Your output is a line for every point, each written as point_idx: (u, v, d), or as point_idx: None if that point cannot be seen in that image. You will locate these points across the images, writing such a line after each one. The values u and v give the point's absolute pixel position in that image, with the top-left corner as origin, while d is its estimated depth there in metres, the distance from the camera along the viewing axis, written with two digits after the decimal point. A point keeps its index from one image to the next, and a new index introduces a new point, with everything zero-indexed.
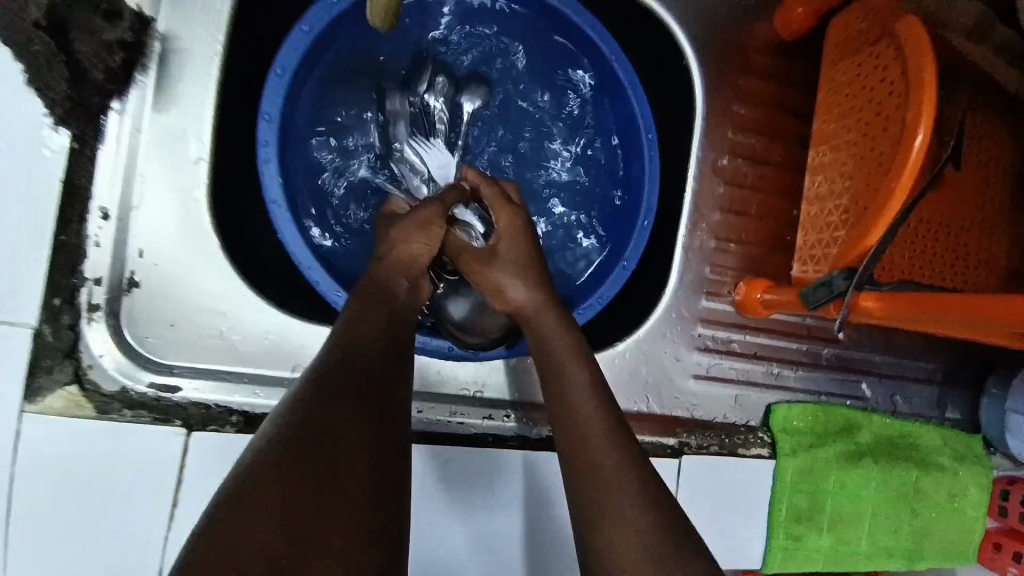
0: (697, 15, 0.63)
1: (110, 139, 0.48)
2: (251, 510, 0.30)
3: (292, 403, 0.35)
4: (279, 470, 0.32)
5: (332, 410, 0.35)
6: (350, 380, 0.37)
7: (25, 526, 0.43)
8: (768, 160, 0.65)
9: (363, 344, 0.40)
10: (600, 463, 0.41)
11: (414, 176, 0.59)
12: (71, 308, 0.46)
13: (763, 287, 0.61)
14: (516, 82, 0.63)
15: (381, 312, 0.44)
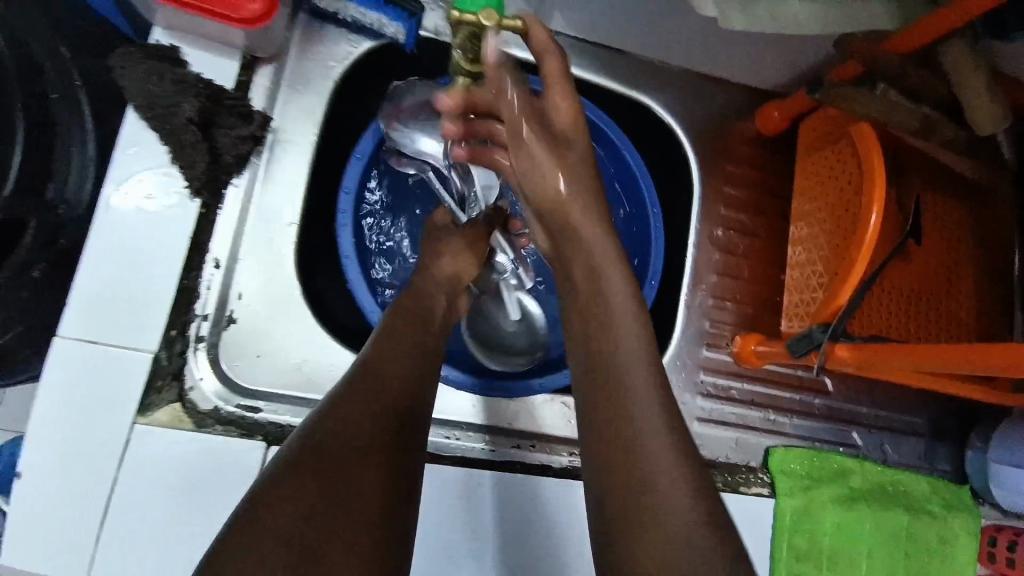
0: (692, 114, 0.77)
1: (227, 203, 0.61)
2: (269, 516, 0.39)
3: (314, 428, 0.44)
4: (296, 486, 0.40)
5: (340, 433, 0.44)
6: (368, 415, 0.45)
7: (134, 516, 0.53)
8: (756, 233, 0.77)
9: (384, 379, 0.48)
10: (652, 464, 0.43)
11: (463, 191, 0.70)
12: (182, 338, 0.58)
13: (757, 339, 0.70)
14: None
15: (408, 348, 0.52)
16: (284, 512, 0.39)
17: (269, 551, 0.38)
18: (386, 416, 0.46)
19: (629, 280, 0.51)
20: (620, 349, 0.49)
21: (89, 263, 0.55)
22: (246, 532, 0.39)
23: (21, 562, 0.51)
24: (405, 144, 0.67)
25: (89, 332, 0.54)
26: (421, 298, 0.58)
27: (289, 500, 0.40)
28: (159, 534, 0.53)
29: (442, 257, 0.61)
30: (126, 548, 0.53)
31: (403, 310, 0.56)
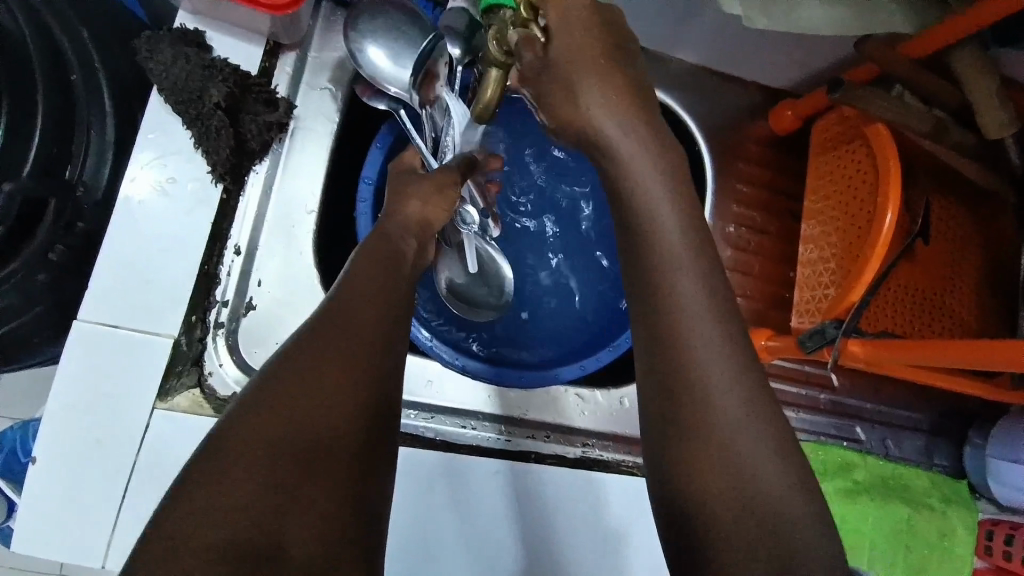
0: (707, 112, 0.78)
1: (248, 189, 0.61)
2: (229, 491, 0.37)
3: (286, 393, 0.42)
4: (273, 465, 0.39)
5: (327, 400, 0.42)
6: (359, 394, 0.44)
7: (147, 497, 0.52)
8: (767, 231, 0.78)
9: (352, 353, 0.45)
10: (734, 449, 0.40)
11: (438, 132, 0.64)
12: (202, 324, 0.59)
13: (766, 335, 0.71)
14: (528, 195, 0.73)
15: (386, 321, 0.48)
16: (251, 473, 0.38)
17: (234, 516, 0.37)
18: (372, 384, 0.45)
19: (662, 175, 0.49)
20: (671, 274, 0.46)
21: (109, 245, 0.55)
22: (212, 481, 0.37)
23: (33, 549, 0.51)
24: (370, 71, 0.62)
25: (107, 316, 0.54)
26: (384, 243, 0.54)
27: (255, 460, 0.39)
28: None
29: (407, 201, 0.58)
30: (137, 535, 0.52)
31: (369, 254, 0.53)
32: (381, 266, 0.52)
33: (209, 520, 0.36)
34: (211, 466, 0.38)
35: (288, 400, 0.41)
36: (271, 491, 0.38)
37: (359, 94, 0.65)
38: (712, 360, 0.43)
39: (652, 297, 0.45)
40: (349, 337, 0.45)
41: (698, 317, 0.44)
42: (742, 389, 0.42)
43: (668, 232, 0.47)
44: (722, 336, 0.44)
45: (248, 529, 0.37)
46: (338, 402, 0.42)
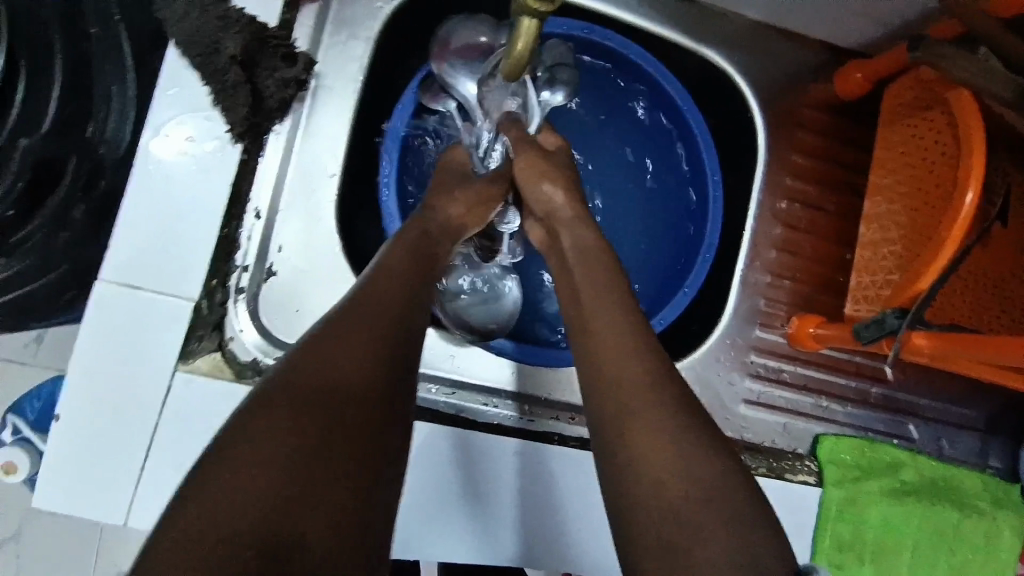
0: (762, 74, 0.70)
1: (269, 151, 0.59)
2: (239, 479, 0.35)
3: (300, 373, 0.40)
4: (286, 449, 0.36)
5: (343, 381, 0.40)
6: (379, 385, 0.41)
7: (164, 458, 0.52)
8: (822, 207, 0.71)
9: (366, 332, 0.43)
10: (708, 462, 0.40)
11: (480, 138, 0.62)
12: (223, 289, 0.57)
13: (815, 322, 0.66)
14: (590, 135, 0.71)
15: (400, 305, 0.46)
16: (265, 468, 0.35)
17: (238, 515, 0.34)
18: (391, 371, 0.42)
19: (585, 236, 0.54)
20: (598, 304, 0.49)
21: (132, 208, 0.53)
22: (222, 472, 0.35)
23: (60, 506, 0.51)
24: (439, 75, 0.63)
25: (130, 278, 0.53)
26: (429, 234, 0.53)
27: (273, 451, 0.36)
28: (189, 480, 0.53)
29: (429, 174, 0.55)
30: (159, 494, 0.52)
31: (402, 248, 0.50)
32: (402, 246, 0.51)
33: (221, 526, 0.33)
34: (232, 455, 0.36)
35: (300, 382, 0.39)
36: (285, 497, 0.35)
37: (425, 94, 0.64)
38: (666, 374, 0.44)
39: (624, 317, 0.48)
40: (374, 329, 0.43)
41: (638, 342, 0.46)
42: (702, 418, 0.43)
43: (595, 275, 0.51)
44: (674, 370, 0.45)
45: (258, 513, 0.34)
46: (359, 401, 0.39)
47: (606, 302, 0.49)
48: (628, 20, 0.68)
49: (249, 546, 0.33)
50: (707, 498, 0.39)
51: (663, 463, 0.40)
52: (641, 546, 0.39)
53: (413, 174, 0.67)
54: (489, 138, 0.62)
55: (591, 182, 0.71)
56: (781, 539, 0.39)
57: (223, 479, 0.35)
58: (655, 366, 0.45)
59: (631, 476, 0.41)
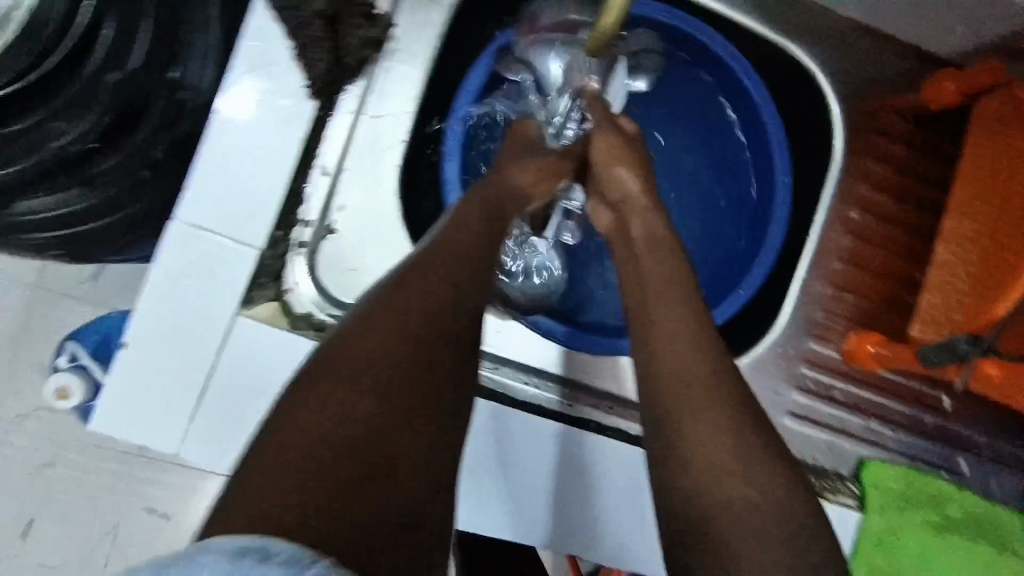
0: (849, 75, 0.67)
1: (340, 111, 0.60)
2: (317, 418, 0.37)
3: (372, 321, 0.41)
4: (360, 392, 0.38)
5: (412, 332, 0.42)
6: (444, 339, 0.43)
7: (217, 397, 0.55)
8: (895, 221, 0.68)
9: (432, 289, 0.44)
10: (758, 463, 0.40)
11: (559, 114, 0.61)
12: (286, 241, 0.58)
13: (875, 340, 0.63)
14: (666, 124, 0.71)
15: (468, 265, 0.47)
16: (341, 409, 0.37)
17: (317, 450, 0.35)
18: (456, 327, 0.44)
19: (649, 224, 0.53)
20: (658, 294, 0.48)
21: (206, 154, 0.54)
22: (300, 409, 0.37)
23: (118, 431, 0.54)
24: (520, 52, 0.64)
25: (204, 220, 0.55)
26: (500, 206, 0.54)
27: (348, 394, 0.38)
28: (238, 421, 0.55)
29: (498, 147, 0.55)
30: (209, 430, 0.55)
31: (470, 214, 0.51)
32: (469, 211, 0.52)
33: (304, 455, 0.35)
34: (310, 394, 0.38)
35: (371, 331, 0.41)
36: (373, 415, 0.38)
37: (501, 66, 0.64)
38: (722, 372, 0.44)
39: (684, 309, 0.47)
40: (440, 284, 0.45)
41: (696, 337, 0.45)
42: (754, 419, 0.42)
43: (658, 265, 0.50)
44: (730, 368, 0.44)
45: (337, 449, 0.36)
46: (436, 332, 0.43)
47: (667, 292, 0.48)
48: (712, 7, 0.66)
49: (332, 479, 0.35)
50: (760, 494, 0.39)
51: (711, 459, 0.40)
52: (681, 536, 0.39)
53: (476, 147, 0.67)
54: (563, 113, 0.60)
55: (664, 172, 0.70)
56: (829, 542, 0.39)
57: (303, 415, 0.37)
58: (712, 362, 0.44)
59: (678, 468, 0.41)
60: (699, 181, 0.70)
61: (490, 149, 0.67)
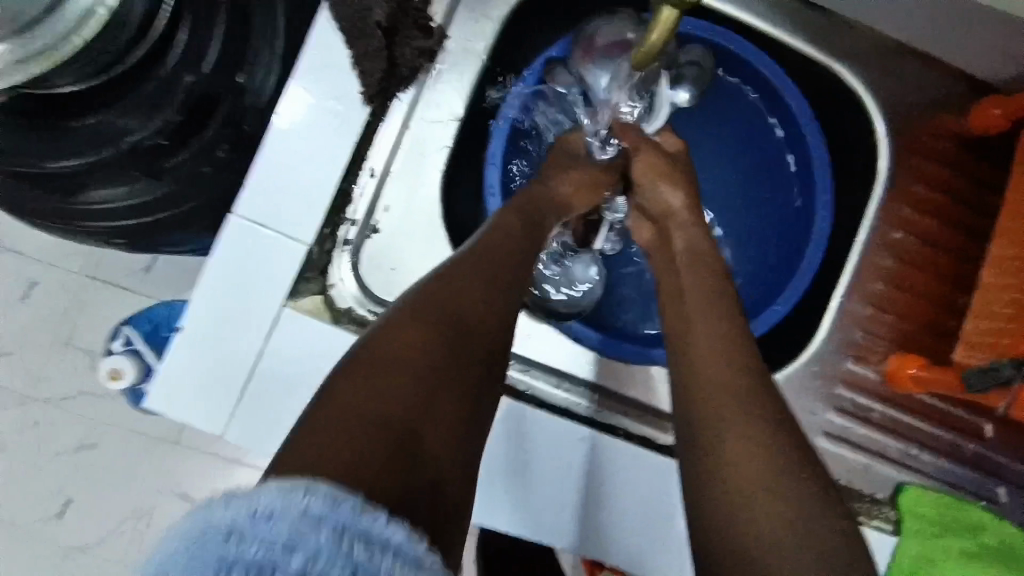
0: (897, 94, 0.66)
1: (392, 117, 0.63)
2: (372, 392, 0.39)
3: (417, 308, 0.45)
4: (411, 369, 0.41)
5: (453, 316, 0.46)
6: (485, 327, 0.47)
7: (262, 385, 0.57)
8: (938, 244, 0.67)
9: (474, 281, 0.48)
10: (793, 475, 0.41)
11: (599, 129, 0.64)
12: (333, 239, 0.61)
13: (917, 363, 0.62)
14: (706, 148, 0.73)
15: (509, 265, 0.51)
16: (393, 384, 0.40)
17: (371, 421, 0.37)
18: (497, 316, 0.48)
19: (689, 239, 0.55)
20: (695, 306, 0.50)
21: (264, 161, 0.58)
22: (354, 382, 0.40)
23: (170, 411, 0.57)
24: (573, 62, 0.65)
25: (260, 215, 0.58)
26: (540, 216, 0.57)
27: (398, 371, 0.41)
28: (281, 408, 0.57)
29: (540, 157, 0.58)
30: (252, 415, 0.57)
31: (516, 216, 0.55)
32: (513, 213, 0.55)
33: (358, 425, 0.37)
34: (362, 371, 0.41)
35: (418, 315, 0.45)
36: (422, 388, 0.41)
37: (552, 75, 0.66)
38: (758, 385, 0.45)
39: (721, 320, 0.48)
40: (482, 276, 0.49)
41: (729, 350, 0.46)
42: (789, 432, 0.43)
43: (697, 279, 0.52)
44: (765, 381, 0.45)
45: (392, 418, 0.38)
46: (467, 330, 0.45)
47: (705, 305, 0.49)
48: (760, 25, 0.66)
49: (388, 445, 0.37)
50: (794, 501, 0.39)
51: (744, 470, 0.41)
52: (711, 543, 0.40)
53: (520, 156, 0.68)
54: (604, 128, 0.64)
55: (706, 195, 0.73)
56: (863, 560, 0.39)
57: (356, 387, 0.39)
58: (747, 376, 0.45)
59: (710, 475, 0.42)
60: (735, 203, 0.72)
61: (533, 159, 0.69)
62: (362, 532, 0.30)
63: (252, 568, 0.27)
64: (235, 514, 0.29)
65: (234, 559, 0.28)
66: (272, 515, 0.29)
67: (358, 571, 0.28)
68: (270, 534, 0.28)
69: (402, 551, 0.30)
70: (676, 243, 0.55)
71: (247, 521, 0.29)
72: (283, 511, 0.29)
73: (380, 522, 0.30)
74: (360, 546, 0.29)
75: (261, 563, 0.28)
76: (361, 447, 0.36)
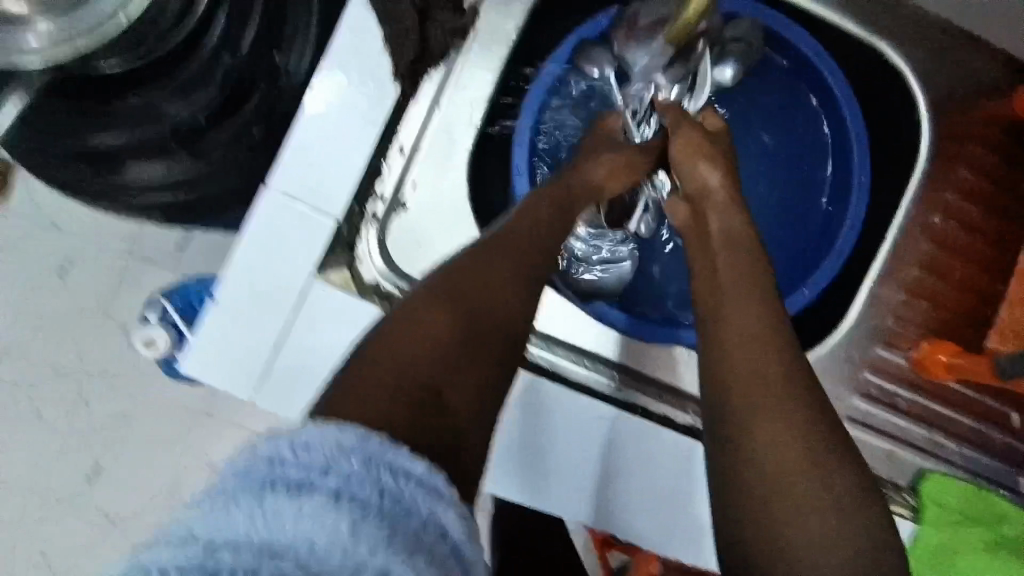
0: (938, 76, 0.65)
1: (423, 95, 0.64)
2: (404, 351, 0.44)
3: (447, 277, 0.49)
4: (439, 333, 0.46)
5: (479, 285, 0.49)
6: (510, 295, 0.50)
7: (295, 354, 0.59)
8: (975, 230, 0.66)
9: (501, 252, 0.51)
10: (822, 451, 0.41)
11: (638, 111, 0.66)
12: (361, 214, 0.62)
13: (948, 350, 0.62)
14: (741, 120, 0.70)
15: (536, 239, 0.53)
16: (423, 345, 0.45)
17: (402, 378, 0.42)
18: (522, 286, 0.51)
19: (722, 219, 0.55)
20: (728, 287, 0.50)
21: (298, 140, 0.59)
22: (389, 342, 0.44)
23: (206, 376, 0.59)
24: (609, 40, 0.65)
25: (295, 190, 0.59)
26: (571, 197, 0.58)
27: (427, 334, 0.45)
28: (313, 377, 0.59)
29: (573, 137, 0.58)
30: (284, 383, 0.59)
31: (545, 195, 0.56)
32: (540, 191, 0.57)
33: (391, 379, 0.42)
34: (396, 332, 0.45)
35: (448, 284, 0.48)
36: (447, 350, 0.45)
37: (586, 53, 0.66)
38: (789, 364, 0.45)
39: (750, 300, 0.49)
40: (508, 248, 0.52)
41: (759, 330, 0.47)
42: (818, 410, 0.43)
43: (729, 260, 0.52)
44: (795, 360, 0.45)
45: (421, 375, 0.43)
46: (483, 312, 0.48)
47: (737, 286, 0.50)
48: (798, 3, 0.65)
49: (416, 399, 0.42)
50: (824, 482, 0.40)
51: (773, 445, 0.42)
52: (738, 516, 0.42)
53: (550, 136, 0.68)
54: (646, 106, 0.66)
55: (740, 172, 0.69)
56: (886, 534, 0.40)
57: (389, 345, 0.44)
58: (777, 354, 0.45)
59: (737, 451, 0.43)
60: (765, 182, 0.69)
61: (563, 138, 0.68)
62: (389, 462, 0.34)
63: (292, 487, 0.30)
64: (276, 444, 0.32)
65: (276, 477, 0.31)
66: (308, 445, 0.32)
67: (388, 491, 0.32)
68: (308, 460, 0.32)
69: (425, 481, 0.34)
70: (710, 223, 0.55)
71: (287, 449, 0.32)
72: (318, 442, 0.32)
73: (402, 457, 0.34)
74: (387, 473, 0.33)
75: (301, 481, 0.31)
76: (392, 398, 0.41)
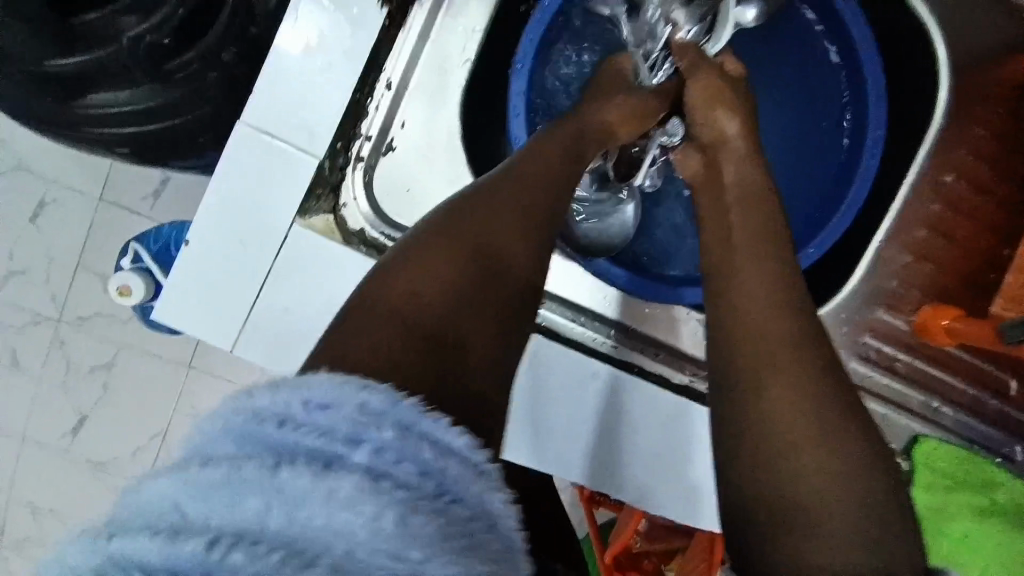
0: (965, 24, 0.61)
1: (412, 25, 0.59)
2: (411, 297, 0.41)
3: (453, 219, 0.45)
4: (449, 279, 0.42)
5: (488, 229, 0.45)
6: (521, 242, 0.46)
7: (274, 301, 0.56)
8: (991, 191, 0.63)
9: (513, 196, 0.47)
10: (827, 410, 0.39)
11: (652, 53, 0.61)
12: (345, 154, 0.58)
13: (952, 315, 0.60)
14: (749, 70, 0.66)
15: (546, 183, 0.49)
16: (430, 291, 0.41)
17: (408, 326, 0.39)
18: (534, 234, 0.47)
19: (732, 170, 0.52)
20: (739, 241, 0.47)
21: (272, 68, 0.53)
22: (394, 287, 0.41)
23: (181, 323, 0.56)
24: None
25: (270, 124, 0.54)
26: (579, 141, 0.54)
27: (434, 280, 0.42)
28: (292, 325, 0.56)
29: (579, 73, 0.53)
30: (262, 332, 0.56)
31: (557, 139, 0.52)
32: (547, 134, 0.53)
33: (396, 327, 0.39)
34: (400, 277, 0.42)
35: (455, 227, 0.45)
36: (456, 296, 0.42)
37: None
38: (797, 320, 0.43)
39: (757, 253, 0.46)
40: (519, 192, 0.48)
41: (766, 283, 0.44)
42: (825, 369, 0.41)
43: (739, 212, 0.49)
44: (803, 316, 0.43)
45: (428, 324, 0.40)
46: (496, 260, 0.44)
47: (744, 238, 0.47)
48: None
49: (424, 349, 0.38)
50: (832, 440, 0.39)
51: (777, 402, 0.40)
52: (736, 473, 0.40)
53: (549, 77, 0.63)
54: (661, 50, 0.60)
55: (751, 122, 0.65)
56: (890, 496, 0.38)
57: (393, 289, 0.41)
58: (784, 309, 0.43)
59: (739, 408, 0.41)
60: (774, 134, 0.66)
61: (562, 80, 0.64)
62: (427, 434, 0.30)
63: (314, 455, 0.27)
64: (287, 401, 0.29)
65: (292, 442, 0.28)
66: (328, 405, 0.29)
67: (428, 468, 0.29)
68: (328, 421, 0.29)
69: (465, 456, 0.30)
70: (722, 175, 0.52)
71: (303, 409, 0.29)
72: (339, 405, 0.29)
73: (442, 428, 0.31)
74: (427, 444, 0.30)
75: (325, 449, 0.28)
76: (398, 347, 0.38)
